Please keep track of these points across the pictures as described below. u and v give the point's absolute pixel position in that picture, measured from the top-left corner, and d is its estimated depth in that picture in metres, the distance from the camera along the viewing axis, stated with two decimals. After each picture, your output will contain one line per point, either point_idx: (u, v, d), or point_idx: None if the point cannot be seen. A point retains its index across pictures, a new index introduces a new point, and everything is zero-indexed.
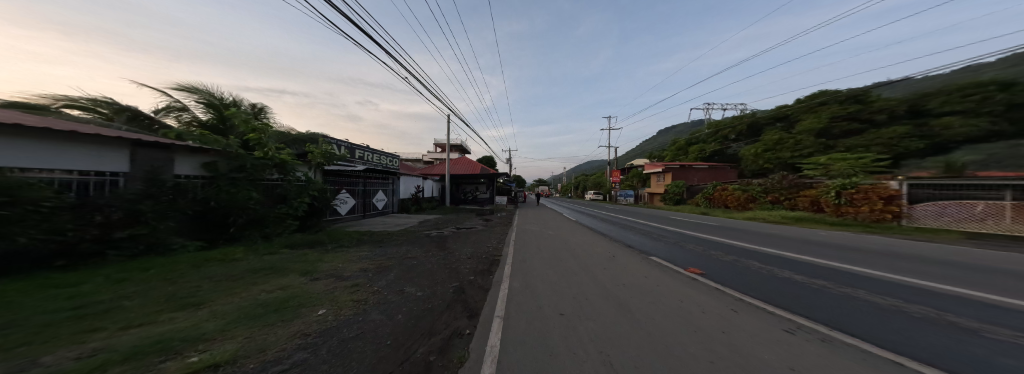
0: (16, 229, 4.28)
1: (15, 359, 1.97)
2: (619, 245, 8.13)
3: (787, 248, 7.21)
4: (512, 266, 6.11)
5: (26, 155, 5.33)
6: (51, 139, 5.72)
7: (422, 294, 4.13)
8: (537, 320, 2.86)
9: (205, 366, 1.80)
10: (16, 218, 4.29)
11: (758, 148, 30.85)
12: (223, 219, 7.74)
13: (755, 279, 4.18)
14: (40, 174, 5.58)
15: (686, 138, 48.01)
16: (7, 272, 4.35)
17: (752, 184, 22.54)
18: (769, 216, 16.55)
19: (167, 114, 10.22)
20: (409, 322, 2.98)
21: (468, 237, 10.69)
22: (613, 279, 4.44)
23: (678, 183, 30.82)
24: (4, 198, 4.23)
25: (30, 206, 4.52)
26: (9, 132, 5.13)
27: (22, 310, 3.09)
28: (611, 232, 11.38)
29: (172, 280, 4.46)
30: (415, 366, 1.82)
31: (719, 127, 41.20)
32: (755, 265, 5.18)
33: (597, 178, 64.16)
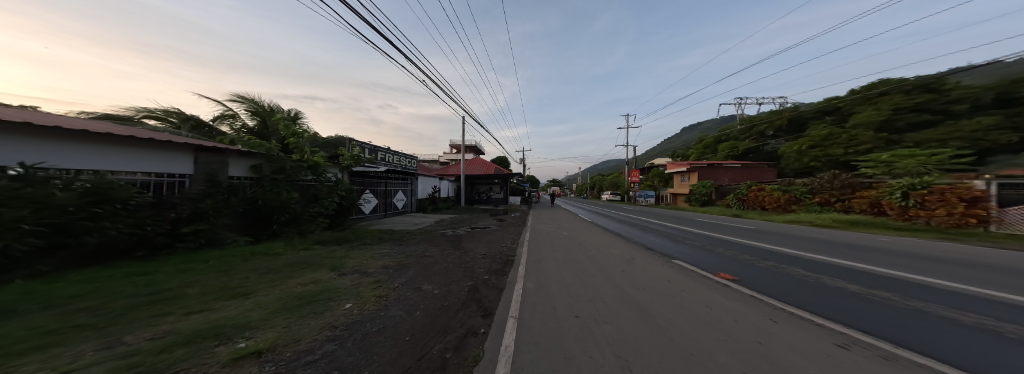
0: (107, 223, 5.00)
1: (105, 337, 2.29)
2: (639, 247, 7.82)
3: (837, 254, 6.54)
4: (526, 266, 6.11)
5: (115, 160, 6.19)
6: (135, 146, 6.60)
7: (439, 292, 4.25)
8: (552, 322, 2.83)
9: (251, 352, 1.97)
10: (107, 215, 5.02)
11: (802, 145, 27.84)
12: (265, 216, 8.45)
13: (797, 287, 3.84)
14: (128, 176, 6.47)
15: (715, 135, 45.20)
16: (96, 262, 5.06)
17: (795, 184, 20.82)
18: (817, 219, 15.09)
19: (222, 122, 11.34)
20: (426, 319, 3.06)
21: (482, 237, 10.80)
22: (632, 282, 4.28)
23: (706, 182, 28.92)
24: (97, 197, 4.94)
25: (118, 204, 5.26)
26: (104, 141, 6.01)
27: (110, 294, 3.59)
28: (630, 234, 10.96)
29: (224, 271, 4.97)
30: (431, 362, 1.88)
31: (754, 122, 38.36)
32: (798, 272, 4.74)
33: (615, 178, 62.00)
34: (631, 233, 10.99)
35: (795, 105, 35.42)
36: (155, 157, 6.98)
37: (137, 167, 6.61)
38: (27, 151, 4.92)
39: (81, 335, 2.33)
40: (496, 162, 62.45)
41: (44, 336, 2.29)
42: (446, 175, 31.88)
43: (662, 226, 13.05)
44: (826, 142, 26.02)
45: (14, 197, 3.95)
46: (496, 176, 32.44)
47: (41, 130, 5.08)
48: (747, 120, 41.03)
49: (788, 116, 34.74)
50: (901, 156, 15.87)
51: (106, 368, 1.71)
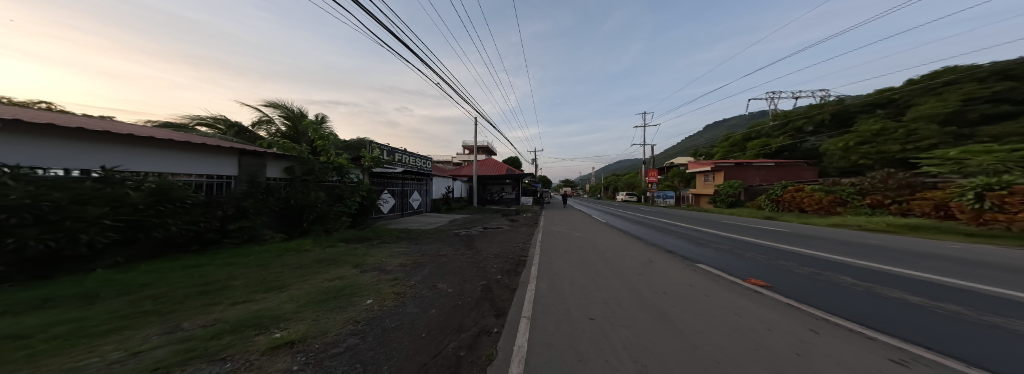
0: (169, 219, 5.71)
1: (167, 323, 2.56)
2: (658, 250, 7.53)
3: (891, 262, 5.92)
4: (539, 267, 6.06)
5: (173, 164, 6.93)
6: (190, 151, 7.33)
7: (453, 290, 4.33)
8: (566, 324, 2.79)
9: (285, 342, 2.12)
10: (169, 212, 5.72)
11: (848, 141, 25.33)
12: (298, 215, 9.00)
13: (842, 296, 3.51)
14: (187, 178, 7.21)
15: (743, 132, 42.60)
16: (155, 256, 5.65)
17: (842, 184, 19.39)
18: (868, 223, 13.75)
19: (259, 127, 12.24)
20: (441, 317, 3.13)
21: (495, 237, 10.89)
22: (650, 286, 4.13)
23: (733, 182, 27.30)
24: (159, 196, 5.60)
25: (177, 203, 5.91)
26: (167, 147, 6.77)
27: (170, 284, 4.00)
28: (647, 236, 10.57)
29: (261, 265, 5.36)
30: (446, 359, 1.92)
31: (790, 118, 35.73)
32: (844, 280, 4.34)
33: (631, 178, 59.88)
34: (649, 235, 10.61)
35: (840, 98, 32.57)
36: (207, 160, 7.70)
37: (193, 169, 7.34)
38: (106, 157, 5.67)
39: (148, 320, 2.62)
40: (509, 162, 62.56)
41: (119, 320, 2.60)
42: (460, 176, 32.37)
43: (683, 228, 12.47)
44: (877, 137, 23.45)
45: (96, 196, 4.65)
46: (508, 176, 32.57)
47: (114, 138, 5.82)
48: (783, 116, 38.19)
49: (832, 110, 31.86)
50: (975, 152, 13.90)
51: (168, 351, 1.92)
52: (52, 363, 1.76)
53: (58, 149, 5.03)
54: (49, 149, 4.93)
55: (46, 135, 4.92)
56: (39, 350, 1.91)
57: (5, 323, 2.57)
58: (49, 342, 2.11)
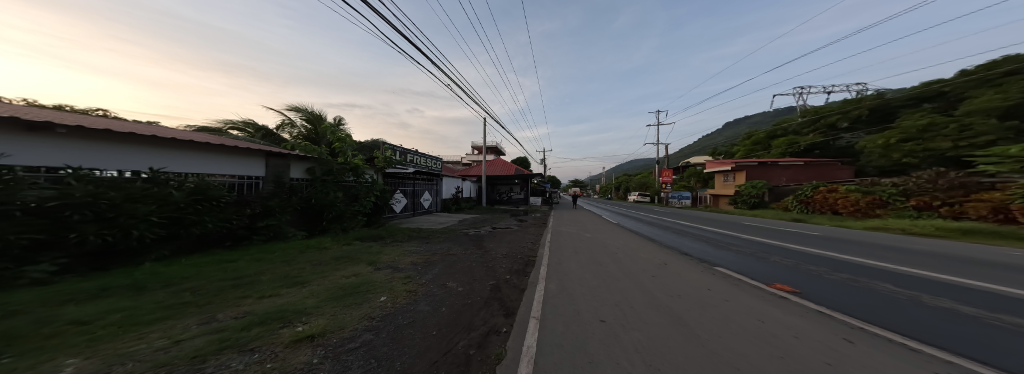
0: (206, 217, 6.18)
1: (204, 313, 2.74)
2: (674, 252, 7.30)
3: (939, 269, 5.46)
4: (548, 267, 6.02)
5: (208, 165, 7.48)
6: (224, 153, 7.86)
7: (463, 289, 4.38)
8: (575, 325, 2.75)
9: (306, 336, 2.21)
10: (206, 210, 6.21)
11: (890, 138, 23.42)
12: (317, 213, 9.37)
13: (881, 304, 3.27)
14: (222, 178, 7.77)
15: (766, 130, 40.55)
16: (189, 252, 6.05)
17: (882, 184, 17.87)
18: (914, 227, 12.65)
19: (283, 130, 12.87)
20: (451, 316, 3.17)
21: (504, 237, 10.91)
22: (665, 289, 4.02)
23: (756, 182, 26.08)
24: (198, 195, 6.12)
25: (213, 202, 6.39)
26: (201, 149, 7.30)
27: (205, 277, 4.28)
28: (661, 238, 10.26)
29: (284, 261, 5.63)
30: (456, 357, 1.94)
31: (821, 114, 33.71)
32: (884, 288, 4.02)
33: (643, 178, 58.40)
34: (664, 237, 10.29)
35: (880, 92, 30.35)
36: (238, 162, 8.24)
37: (226, 170, 7.89)
38: (151, 159, 6.26)
39: (188, 311, 2.83)
40: (518, 162, 62.70)
41: (163, 310, 2.83)
42: (469, 176, 32.64)
43: (700, 230, 12.00)
44: (925, 133, 21.44)
45: (145, 195, 5.24)
46: (517, 176, 32.57)
47: (157, 142, 6.37)
48: (813, 112, 35.85)
49: (870, 105, 29.57)
50: None
51: (205, 340, 2.06)
52: (109, 348, 1.96)
53: (111, 152, 5.62)
54: (103, 152, 5.51)
55: (101, 140, 5.49)
56: (98, 337, 2.14)
57: (68, 311, 2.85)
58: (105, 329, 2.34)
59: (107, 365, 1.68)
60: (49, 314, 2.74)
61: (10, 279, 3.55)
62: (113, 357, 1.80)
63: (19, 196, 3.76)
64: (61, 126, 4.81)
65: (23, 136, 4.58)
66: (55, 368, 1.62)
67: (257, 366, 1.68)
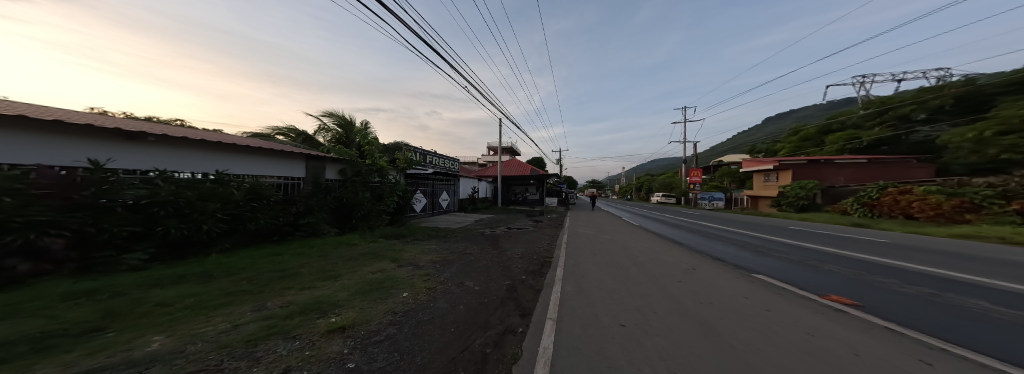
0: (258, 214, 6.89)
1: (256, 301, 3.05)
2: (705, 257, 6.84)
3: None
4: (565, 268, 5.93)
5: (261, 167, 8.36)
6: (275, 156, 8.77)
7: (479, 288, 4.44)
8: (593, 328, 2.67)
9: (337, 327, 2.36)
10: (258, 207, 6.92)
11: (985, 131, 19.92)
12: (348, 212, 9.94)
13: (968, 324, 2.82)
14: (273, 179, 8.60)
15: (816, 125, 36.65)
16: (243, 244, 6.73)
17: (975, 189, 14.95)
18: (1013, 235, 10.74)
19: (319, 134, 13.86)
20: (468, 314, 3.22)
21: (519, 237, 10.91)
22: (694, 295, 3.78)
23: (806, 182, 23.15)
24: (252, 195, 6.83)
25: (264, 200, 7.09)
26: (255, 153, 8.19)
27: (254, 268, 4.74)
28: (690, 241, 9.66)
29: (319, 256, 6.06)
30: (473, 355, 1.97)
31: (890, 105, 30.04)
32: (975, 305, 3.45)
33: (667, 178, 55.50)
34: (693, 241, 9.69)
35: (968, 77, 26.43)
36: (285, 164, 9.13)
37: (276, 172, 8.78)
38: (217, 162, 7.23)
39: (245, 298, 3.16)
40: (533, 162, 62.32)
41: (225, 296, 3.19)
42: (485, 176, 32.90)
43: (734, 234, 11.17)
44: None
45: (212, 195, 6.02)
46: (532, 176, 32.39)
47: (220, 147, 7.32)
48: (879, 102, 31.91)
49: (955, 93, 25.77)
50: None
51: (258, 325, 2.28)
52: (184, 328, 2.27)
53: (188, 157, 6.64)
54: (181, 157, 6.49)
55: (180, 148, 6.50)
56: (177, 318, 2.48)
57: (152, 294, 3.32)
58: (181, 311, 2.70)
59: (183, 344, 1.94)
60: (141, 296, 3.23)
61: (114, 265, 4.43)
62: (186, 337, 2.07)
63: (118, 195, 4.74)
64: (152, 134, 5.79)
65: (125, 144, 5.60)
66: (145, 346, 1.91)
67: (297, 353, 1.82)
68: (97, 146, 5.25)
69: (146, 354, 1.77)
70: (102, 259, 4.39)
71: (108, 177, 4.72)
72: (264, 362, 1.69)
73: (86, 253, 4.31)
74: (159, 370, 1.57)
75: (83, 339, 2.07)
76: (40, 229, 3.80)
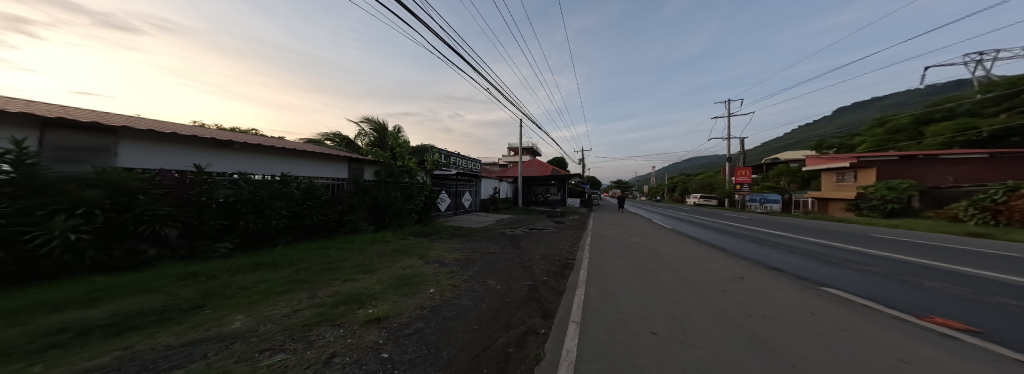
0: (314, 212, 7.70)
1: (309, 289, 3.41)
2: (757, 265, 6.14)
3: None
4: (589, 271, 5.73)
5: (317, 170, 9.54)
6: (329, 160, 9.94)
7: (501, 288, 4.48)
8: (620, 334, 2.55)
9: (374, 318, 2.54)
10: (314, 206, 7.76)
11: None
12: (382, 211, 10.60)
13: None
14: (325, 180, 9.66)
15: (910, 114, 30.57)
16: (300, 237, 7.56)
17: None
18: None
19: (359, 138, 15.06)
20: (490, 313, 3.26)
21: (540, 238, 10.76)
22: (744, 306, 3.42)
23: (894, 182, 19.74)
24: (309, 194, 7.66)
25: (317, 199, 7.89)
26: (313, 158, 9.40)
27: (307, 260, 5.26)
28: (737, 247, 8.74)
29: (358, 251, 6.57)
30: (496, 353, 1.99)
31: (1018, 86, 24.00)
32: None
33: (704, 178, 51.07)
34: (740, 247, 8.76)
35: None
36: (335, 167, 10.22)
37: (329, 174, 9.96)
38: (283, 165, 8.53)
39: (302, 286, 3.56)
40: (554, 162, 61.25)
41: (286, 284, 3.61)
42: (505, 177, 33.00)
43: (791, 241, 9.86)
44: None
45: (280, 194, 6.88)
46: (554, 176, 31.79)
47: (286, 153, 8.58)
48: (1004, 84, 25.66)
49: None
50: None
51: (311, 312, 2.55)
52: (257, 310, 2.62)
53: (265, 161, 8.06)
54: (259, 161, 7.92)
55: (261, 154, 7.95)
56: (252, 300, 2.87)
57: (233, 278, 3.89)
58: (256, 294, 3.12)
59: (254, 324, 2.22)
60: (225, 279, 3.79)
61: (210, 252, 5.43)
62: (259, 318, 2.38)
63: (211, 193, 5.80)
64: (236, 141, 7.09)
65: (218, 151, 7.04)
66: (228, 323, 2.26)
67: (342, 340, 1.99)
68: (201, 155, 6.72)
69: (229, 331, 2.07)
70: (202, 246, 5.45)
71: (206, 178, 5.86)
72: (316, 346, 1.86)
73: (192, 242, 5.40)
74: (238, 346, 1.81)
75: (186, 314, 2.50)
76: (161, 222, 4.88)
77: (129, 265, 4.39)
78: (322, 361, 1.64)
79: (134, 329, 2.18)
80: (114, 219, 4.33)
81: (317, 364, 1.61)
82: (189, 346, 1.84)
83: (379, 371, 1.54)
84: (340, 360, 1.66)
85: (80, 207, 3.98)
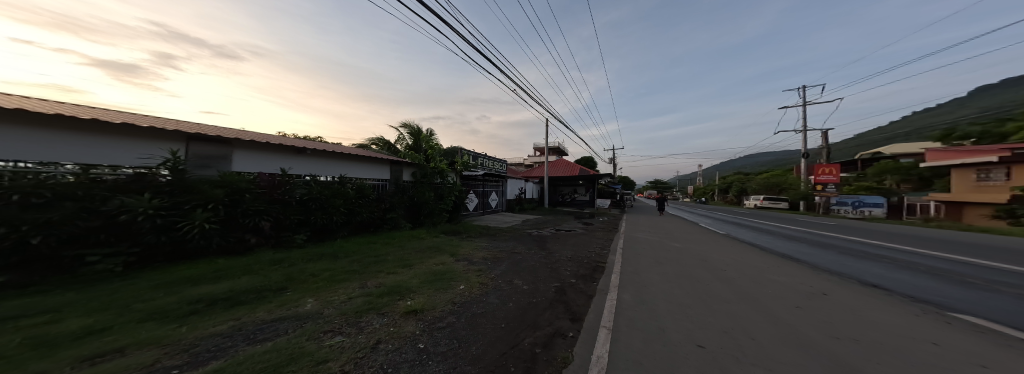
0: (364, 210, 8.49)
1: (359, 279, 3.77)
2: (843, 280, 5.15)
3: None
4: (623, 275, 5.39)
5: (367, 172, 10.56)
6: (375, 163, 10.93)
7: (528, 288, 4.44)
8: (660, 344, 2.34)
9: (412, 309, 2.71)
10: (364, 204, 8.56)
11: None
12: (418, 210, 11.24)
13: None
14: (372, 181, 10.63)
15: None
16: (354, 232, 8.43)
17: None
18: None
19: (398, 142, 16.22)
20: (517, 312, 3.24)
21: (568, 239, 10.44)
22: (826, 327, 2.88)
23: None
24: (361, 193, 8.48)
25: (367, 198, 8.68)
26: (364, 161, 10.42)
27: (358, 253, 5.82)
28: (813, 258, 7.43)
29: (398, 246, 7.10)
30: (523, 353, 1.97)
31: None
32: None
33: (762, 178, 44.68)
34: (818, 258, 7.43)
35: None
36: (380, 169, 11.18)
37: (377, 175, 10.95)
38: (342, 168, 9.63)
39: (355, 276, 3.95)
40: (582, 162, 58.97)
41: (341, 273, 4.03)
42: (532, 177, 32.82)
43: (890, 253, 8.10)
44: None
45: (341, 194, 7.75)
46: (583, 176, 30.64)
47: (343, 157, 9.66)
48: None
49: None
50: None
51: (361, 300, 2.81)
52: (320, 294, 2.97)
53: (329, 164, 9.22)
54: (323, 164, 9.08)
55: (325, 159, 9.13)
56: (319, 286, 3.29)
57: (299, 265, 4.48)
58: (321, 281, 3.54)
59: (319, 308, 2.52)
60: (295, 266, 4.38)
61: (290, 242, 6.41)
62: (324, 301, 2.70)
63: (292, 191, 6.78)
64: (308, 148, 8.27)
65: (295, 156, 8.31)
66: (300, 304, 2.61)
67: (385, 328, 2.14)
68: (284, 159, 8.04)
69: (298, 312, 2.38)
70: (286, 237, 6.48)
71: (288, 179, 6.82)
72: (365, 331, 2.04)
73: (279, 233, 6.44)
74: (308, 326, 2.07)
75: (268, 294, 2.96)
76: (260, 216, 5.96)
77: (237, 251, 5.54)
78: (369, 346, 1.79)
79: (237, 303, 2.66)
80: (227, 213, 5.46)
81: (366, 348, 1.76)
82: (274, 322, 2.16)
83: (416, 360, 1.63)
84: (384, 346, 1.80)
85: (210, 202, 5.20)
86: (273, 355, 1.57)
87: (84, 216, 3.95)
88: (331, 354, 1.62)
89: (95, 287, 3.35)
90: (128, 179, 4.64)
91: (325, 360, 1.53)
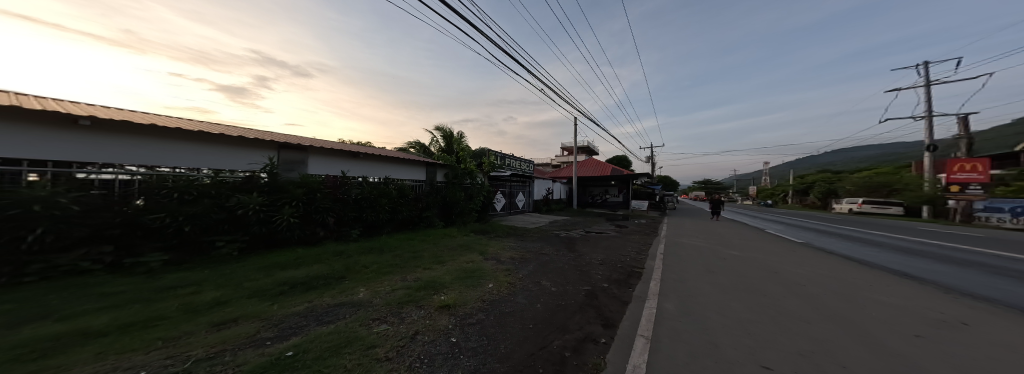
0: (405, 208, 9.18)
1: (400, 272, 4.07)
2: (983, 307, 3.95)
3: None
4: (664, 283, 4.90)
5: (406, 173, 11.42)
6: (414, 165, 11.77)
7: (556, 290, 4.32)
8: (711, 360, 2.06)
9: (446, 304, 2.83)
10: (405, 203, 9.26)
11: None
12: (450, 209, 11.77)
13: None
14: (411, 181, 11.44)
15: None
16: (397, 228, 9.17)
17: None
18: None
19: (432, 145, 17.20)
20: (546, 313, 3.17)
21: (599, 242, 9.92)
22: (958, 366, 2.21)
23: None
24: (402, 193, 9.20)
25: (407, 197, 9.36)
26: (404, 164, 11.29)
27: (401, 248, 6.32)
28: (935, 277, 5.82)
29: (432, 243, 7.55)
30: (552, 355, 1.90)
31: None
32: None
33: (852, 178, 36.75)
34: (945, 278, 5.79)
35: None
36: (417, 171, 12.01)
37: (415, 176, 11.79)
38: (386, 170, 10.56)
39: (396, 269, 4.29)
40: (614, 159, 55.33)
41: (385, 266, 4.41)
42: (561, 178, 32.07)
43: None
44: None
45: (387, 194, 8.50)
46: (617, 176, 28.94)
47: (387, 160, 10.60)
48: None
49: None
50: None
51: (402, 292, 3.04)
52: (370, 284, 3.28)
53: (377, 167, 10.21)
54: (372, 166, 10.07)
55: (374, 163, 10.12)
56: (368, 276, 3.63)
57: (351, 256, 5.03)
58: (370, 272, 3.91)
59: (368, 297, 2.77)
60: (347, 258, 4.92)
61: (347, 235, 7.23)
62: (371, 291, 2.99)
63: (350, 190, 7.63)
64: (361, 152, 9.25)
65: (351, 160, 9.36)
66: (352, 292, 2.92)
67: (422, 320, 2.26)
68: (342, 163, 9.11)
69: (352, 299, 2.67)
70: (345, 231, 7.33)
71: (348, 181, 7.68)
72: (405, 322, 2.18)
73: (340, 227, 7.30)
74: (361, 313, 2.29)
75: (327, 281, 3.36)
76: (327, 212, 6.82)
77: (309, 241, 6.44)
78: (409, 336, 1.91)
79: (307, 287, 3.09)
80: (303, 209, 6.37)
81: (405, 338, 1.88)
82: (336, 306, 2.45)
83: (448, 353, 1.69)
84: (421, 337, 1.91)
85: (292, 200, 6.13)
86: (331, 336, 1.76)
87: (215, 210, 5.03)
88: (378, 340, 1.77)
89: (211, 266, 4.22)
90: (243, 180, 5.75)
91: (373, 345, 1.67)
